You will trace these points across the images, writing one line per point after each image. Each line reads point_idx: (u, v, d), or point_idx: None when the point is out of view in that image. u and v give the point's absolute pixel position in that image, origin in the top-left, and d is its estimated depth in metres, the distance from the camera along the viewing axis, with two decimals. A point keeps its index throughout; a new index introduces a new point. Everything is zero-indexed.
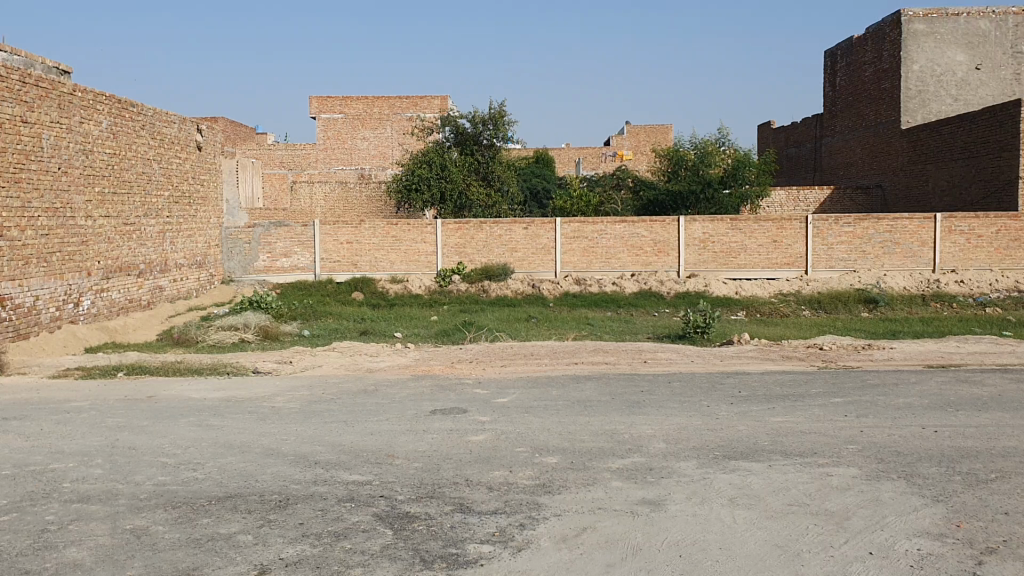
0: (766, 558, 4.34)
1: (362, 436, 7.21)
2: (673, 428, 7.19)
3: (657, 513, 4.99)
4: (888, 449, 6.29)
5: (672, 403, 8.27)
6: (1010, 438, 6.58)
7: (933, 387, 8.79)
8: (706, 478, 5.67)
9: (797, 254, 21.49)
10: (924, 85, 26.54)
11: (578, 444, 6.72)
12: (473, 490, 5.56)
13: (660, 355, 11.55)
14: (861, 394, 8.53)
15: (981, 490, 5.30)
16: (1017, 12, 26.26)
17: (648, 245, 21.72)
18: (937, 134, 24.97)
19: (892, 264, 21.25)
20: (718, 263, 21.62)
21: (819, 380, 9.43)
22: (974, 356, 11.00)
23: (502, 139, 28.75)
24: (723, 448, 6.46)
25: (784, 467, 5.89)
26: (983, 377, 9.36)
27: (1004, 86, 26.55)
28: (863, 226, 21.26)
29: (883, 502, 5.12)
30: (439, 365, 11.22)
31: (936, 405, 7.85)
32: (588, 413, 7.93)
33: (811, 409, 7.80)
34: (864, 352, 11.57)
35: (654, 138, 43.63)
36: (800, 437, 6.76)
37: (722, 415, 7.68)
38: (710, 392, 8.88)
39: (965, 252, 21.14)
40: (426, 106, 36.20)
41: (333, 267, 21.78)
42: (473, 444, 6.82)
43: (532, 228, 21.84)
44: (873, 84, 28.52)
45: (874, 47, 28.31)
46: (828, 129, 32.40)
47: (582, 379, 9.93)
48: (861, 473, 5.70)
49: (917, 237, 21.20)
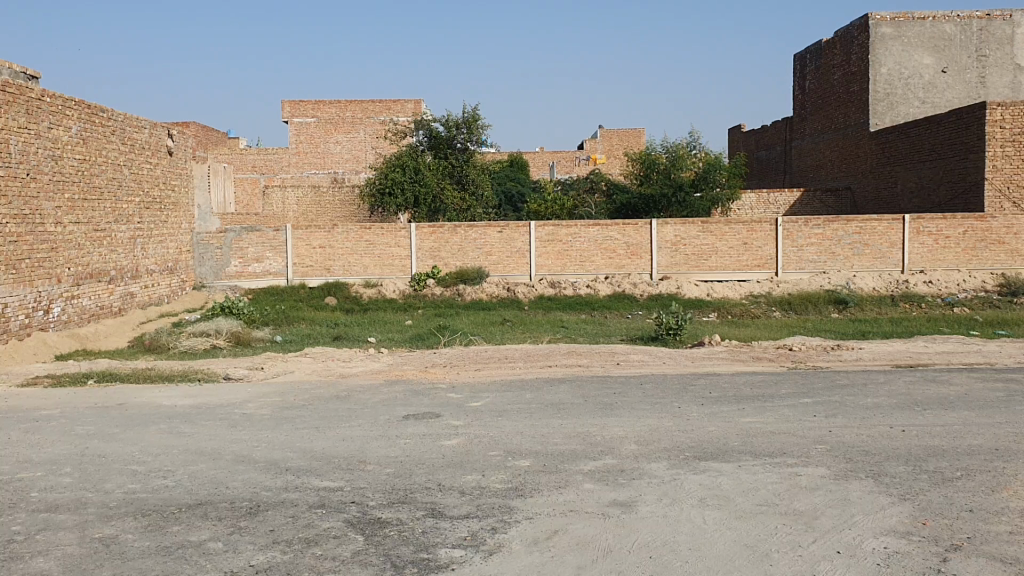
0: (736, 558, 4.34)
1: (333, 442, 7.18)
2: (644, 429, 7.23)
3: (628, 515, 5.00)
4: (856, 449, 6.36)
5: (644, 405, 8.32)
6: (976, 436, 6.65)
7: (900, 386, 8.89)
8: (676, 479, 5.70)
9: (767, 256, 21.62)
10: (892, 88, 26.83)
11: (550, 447, 6.74)
12: (445, 495, 5.54)
13: (632, 358, 11.60)
14: (829, 393, 8.65)
15: (948, 488, 5.34)
16: (981, 16, 26.65)
17: (622, 248, 21.82)
18: (905, 137, 25.23)
19: (860, 265, 21.47)
20: (690, 265, 21.71)
21: (787, 380, 9.55)
22: (941, 355, 11.15)
23: (477, 142, 28.76)
24: (694, 448, 6.53)
25: (753, 467, 5.95)
26: (950, 376, 9.48)
27: (970, 89, 26.94)
28: (832, 228, 21.48)
29: (851, 501, 5.15)
30: (412, 369, 11.21)
31: (904, 404, 7.95)
32: (560, 416, 7.97)
33: (780, 410, 7.89)
34: (833, 352, 11.70)
35: (628, 142, 44.09)
36: (770, 438, 6.80)
37: (693, 415, 7.76)
38: (682, 393, 8.93)
39: (933, 252, 21.36)
40: (400, 109, 36.17)
41: (305, 272, 21.67)
42: (446, 448, 6.81)
43: (506, 232, 21.86)
44: (842, 87, 28.80)
45: (842, 51, 28.61)
46: (798, 132, 32.72)
47: (556, 383, 9.96)
48: (830, 473, 5.75)
49: (886, 238, 21.41)
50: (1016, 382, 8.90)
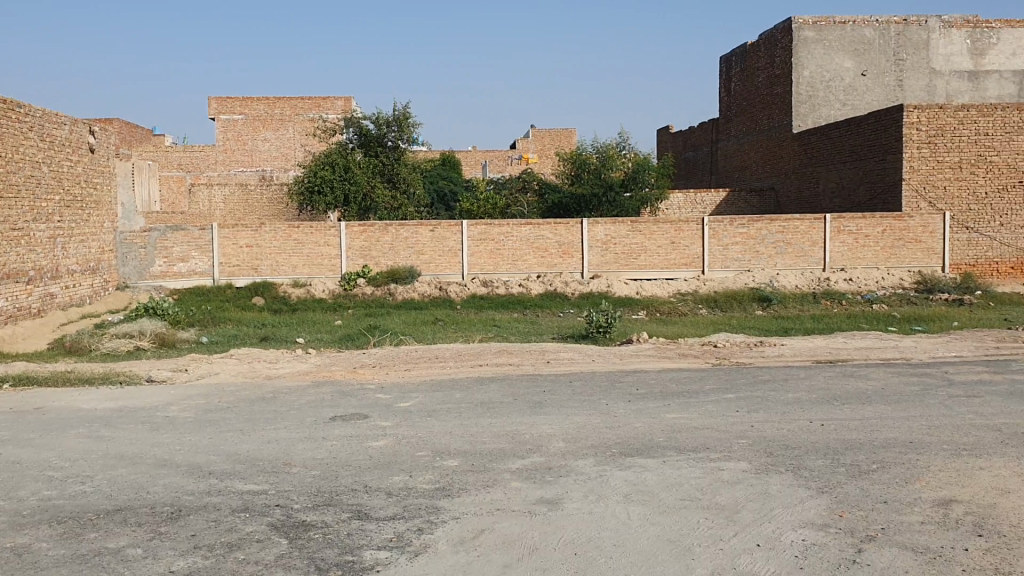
0: (659, 553, 4.40)
1: (258, 445, 7.07)
2: (572, 427, 7.28)
3: (554, 512, 5.03)
4: (777, 443, 6.50)
5: (572, 403, 8.37)
6: (891, 429, 6.84)
7: (820, 381, 9.11)
8: (602, 475, 5.75)
9: (695, 255, 21.95)
10: (814, 90, 27.46)
11: (478, 446, 6.74)
12: (371, 496, 5.51)
13: (562, 356, 11.66)
14: (752, 389, 8.83)
15: (863, 480, 5.48)
16: (898, 21, 27.47)
17: (553, 247, 21.92)
18: (826, 138, 25.85)
19: (784, 263, 21.92)
20: (620, 264, 21.92)
21: (712, 376, 9.71)
22: (860, 351, 11.46)
23: (407, 141, 28.56)
24: (621, 445, 6.59)
25: (678, 462, 6.03)
26: (868, 371, 9.74)
27: (888, 92, 27.66)
28: (757, 227, 21.90)
29: (771, 494, 5.26)
30: (340, 370, 11.11)
31: (823, 399, 8.14)
32: (488, 415, 7.97)
33: (705, 405, 8.02)
34: (756, 348, 11.93)
35: (559, 142, 44.38)
36: (695, 434, 6.90)
37: (620, 412, 7.84)
38: (609, 390, 9.01)
39: (853, 251, 21.92)
40: (329, 107, 35.79)
41: (232, 272, 21.31)
42: (374, 449, 6.76)
43: (438, 231, 21.78)
44: (766, 89, 29.39)
45: (766, 54, 29.21)
46: (724, 133, 33.30)
47: (485, 382, 9.97)
48: (751, 467, 5.86)
49: (808, 237, 21.91)
50: (929, 376, 9.20)
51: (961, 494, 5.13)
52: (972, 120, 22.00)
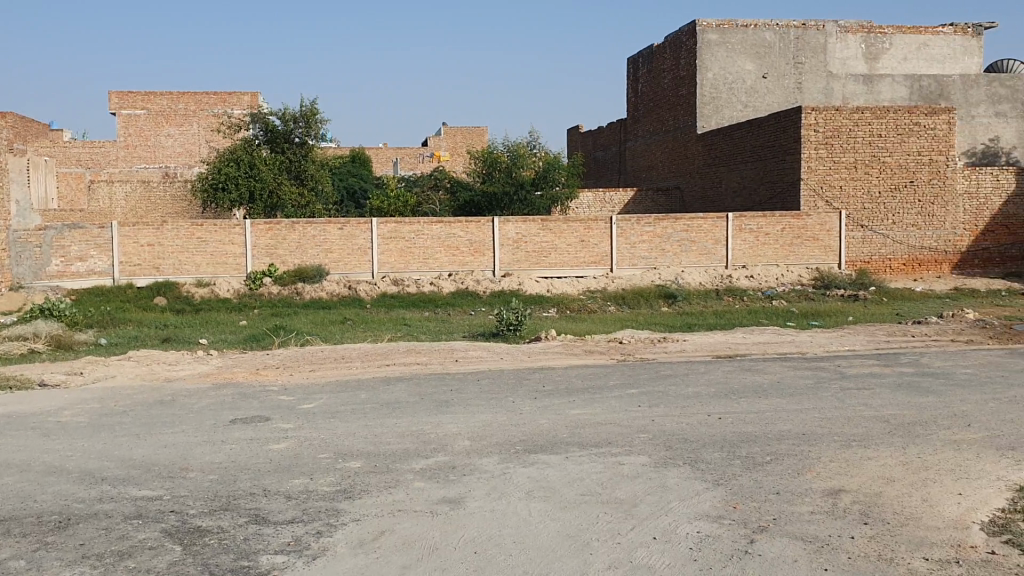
0: (557, 549, 4.43)
1: (154, 449, 6.87)
2: (477, 425, 7.28)
3: (455, 511, 5.03)
4: (676, 437, 6.62)
5: (479, 401, 8.38)
6: (785, 421, 7.05)
7: (719, 376, 9.34)
8: (505, 473, 5.77)
9: (603, 253, 22.22)
10: (718, 92, 28.09)
11: (381, 447, 6.68)
12: (270, 500, 5.41)
13: (470, 354, 11.66)
14: (654, 384, 9.00)
15: (758, 472, 5.63)
16: (797, 26, 28.31)
17: (464, 246, 21.89)
18: (728, 139, 26.46)
19: (688, 261, 22.36)
20: (530, 262, 22.04)
21: (617, 372, 9.85)
22: (760, 346, 11.78)
23: (316, 137, 27.73)
24: (524, 442, 6.62)
25: (580, 458, 6.09)
26: (765, 365, 10.02)
27: (788, 94, 28.47)
28: (663, 226, 22.28)
29: (669, 487, 5.36)
30: (243, 371, 10.88)
31: (722, 393, 8.34)
32: (393, 415, 7.91)
33: (608, 401, 8.12)
34: (660, 344, 12.15)
35: (471, 140, 44.41)
36: (598, 429, 6.99)
37: (525, 410, 7.88)
38: (516, 388, 9.05)
39: (754, 249, 22.49)
40: (235, 102, 35.01)
41: (133, 271, 20.68)
42: (275, 452, 6.64)
43: (347, 229, 21.50)
44: (672, 90, 29.93)
45: (672, 55, 29.74)
46: (631, 133, 33.81)
47: (391, 381, 9.90)
48: (651, 461, 5.97)
49: (712, 235, 22.39)
50: (823, 369, 9.52)
51: (849, 484, 5.32)
52: (867, 122, 22.78)
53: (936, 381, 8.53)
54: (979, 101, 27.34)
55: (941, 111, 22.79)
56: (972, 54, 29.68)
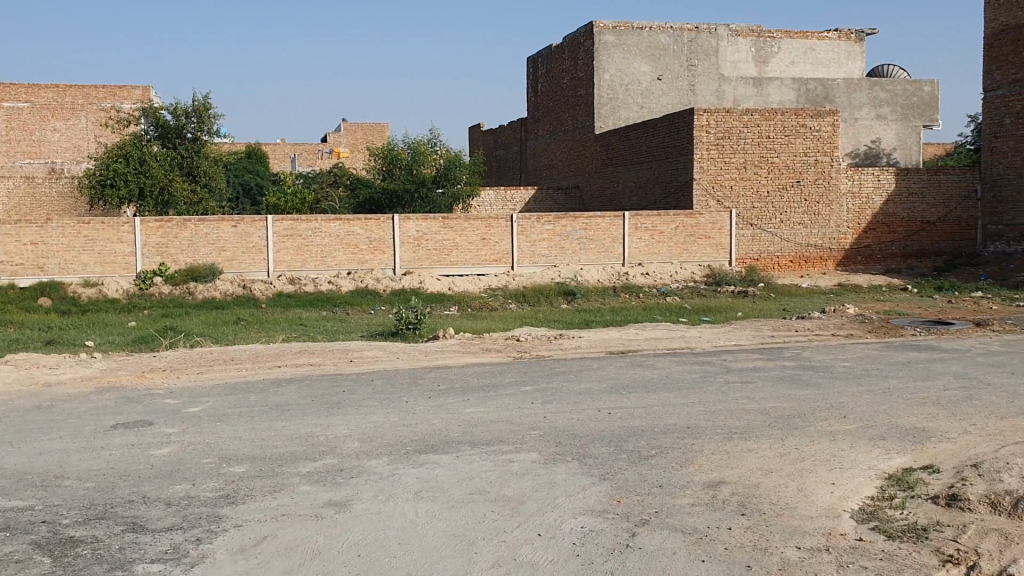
0: (442, 549, 4.43)
1: (27, 458, 6.58)
2: (368, 426, 7.21)
3: (341, 514, 4.97)
4: (566, 433, 6.69)
5: (371, 402, 8.30)
6: (672, 415, 7.21)
7: (611, 371, 9.49)
8: (394, 474, 5.73)
9: (504, 251, 22.28)
10: (614, 93, 28.54)
11: (269, 450, 6.55)
12: (149, 507, 5.25)
13: (365, 354, 11.54)
14: (548, 380, 9.08)
15: (643, 466, 5.73)
16: (690, 29, 28.97)
17: (363, 244, 21.59)
18: (624, 139, 26.89)
19: (587, 259, 22.62)
20: (431, 260, 21.91)
21: (513, 370, 9.90)
22: (653, 342, 12.01)
23: (209, 133, 26.76)
24: (415, 442, 6.59)
25: (470, 456, 6.10)
26: (656, 361, 10.22)
27: (682, 96, 29.10)
28: (562, 224, 22.48)
29: (556, 483, 5.42)
30: (128, 375, 10.50)
31: (612, 388, 8.47)
32: (282, 417, 7.76)
33: (502, 399, 8.16)
34: (556, 341, 12.26)
35: (371, 137, 44.01)
36: (489, 427, 7.01)
37: (418, 409, 7.84)
38: (410, 387, 9.00)
39: (650, 247, 22.90)
40: (126, 96, 33.84)
41: (14, 272, 19.90)
42: (157, 457, 6.45)
43: (241, 226, 20.97)
44: (570, 91, 30.24)
45: (570, 56, 30.03)
46: (531, 132, 34.03)
47: (283, 383, 9.71)
48: (540, 457, 6.01)
49: (609, 233, 22.70)
50: (710, 364, 9.77)
51: (729, 475, 5.47)
52: (756, 124, 23.42)
53: (815, 374, 8.85)
54: (861, 104, 28.19)
55: (827, 114, 23.54)
56: (855, 59, 30.88)
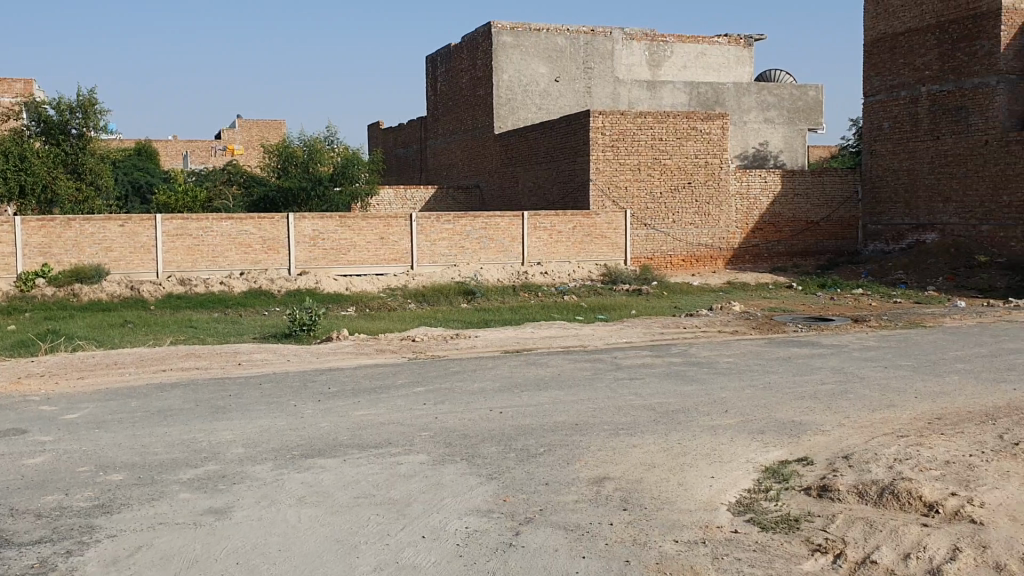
0: (323, 554, 4.37)
1: None
2: (255, 431, 7.07)
3: (221, 521, 4.86)
4: (456, 434, 6.69)
5: (259, 406, 8.12)
6: (562, 413, 7.28)
7: (504, 370, 9.55)
8: (278, 479, 5.62)
9: (403, 250, 22.09)
10: (513, 94, 28.59)
11: (149, 457, 6.35)
12: (17, 520, 5.02)
13: (255, 356, 11.30)
14: (441, 381, 9.06)
15: (530, 465, 5.78)
16: (586, 32, 29.31)
17: (257, 243, 21.10)
18: (523, 139, 27.05)
19: (486, 257, 22.67)
20: (328, 259, 21.57)
21: (406, 370, 9.86)
22: (547, 340, 12.11)
23: (95, 128, 25.85)
24: (302, 446, 6.49)
25: (357, 460, 6.04)
26: (548, 359, 10.29)
27: (579, 98, 29.41)
28: (461, 223, 22.47)
29: (443, 484, 5.41)
30: (3, 381, 10.03)
31: (505, 387, 8.51)
32: (165, 423, 7.53)
33: (393, 400, 8.10)
34: (452, 341, 12.26)
35: (267, 134, 43.16)
36: (379, 429, 6.95)
37: (307, 412, 7.72)
38: (300, 391, 8.85)
39: (549, 246, 23.09)
40: (5, 89, 32.40)
41: None
42: (28, 467, 6.17)
43: (129, 225, 20.31)
44: (469, 91, 30.25)
45: (468, 56, 30.03)
46: (430, 132, 33.93)
47: (168, 387, 9.41)
48: (428, 459, 5.99)
49: (508, 233, 22.81)
50: (602, 361, 9.91)
51: (613, 472, 5.55)
52: (649, 126, 23.84)
53: (701, 370, 9.08)
54: (750, 108, 29.32)
55: (716, 117, 24.20)
56: (744, 63, 31.85)
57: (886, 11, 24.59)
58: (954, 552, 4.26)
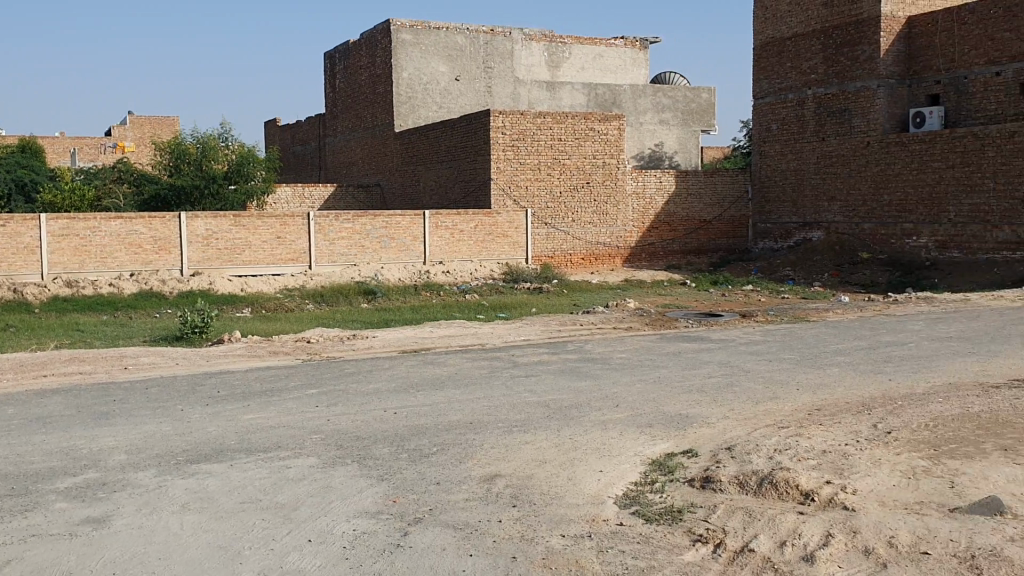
0: (205, 562, 4.27)
1: None
2: (139, 437, 6.85)
3: (99, 531, 4.69)
4: (348, 436, 6.61)
5: (144, 411, 7.87)
6: (457, 412, 7.27)
7: (400, 370, 9.49)
8: (161, 486, 5.46)
9: (300, 250, 21.63)
10: (413, 92, 28.30)
11: (24, 467, 6.08)
12: None
13: (142, 361, 10.93)
14: (335, 382, 8.93)
15: (421, 464, 5.76)
16: (486, 31, 29.32)
17: (148, 243, 20.34)
18: (423, 138, 26.92)
19: (388, 257, 22.38)
20: (222, 259, 20.93)
21: (300, 372, 9.69)
22: (445, 339, 12.09)
23: None
24: (188, 452, 6.32)
25: (245, 464, 5.91)
26: (445, 359, 10.26)
27: (479, 97, 29.39)
28: (361, 222, 22.14)
29: (332, 487, 5.34)
30: None
31: (400, 388, 8.44)
32: (43, 431, 7.22)
33: (285, 403, 7.96)
34: (348, 342, 12.13)
35: (160, 131, 41.86)
36: (269, 433, 6.82)
37: (194, 417, 7.51)
38: (188, 395, 8.61)
39: (450, 245, 23.00)
40: None
41: None
42: None
43: (10, 225, 19.25)
44: (368, 88, 29.94)
45: (368, 53, 29.70)
46: (329, 129, 33.48)
47: (48, 395, 9.00)
48: (318, 462, 5.91)
49: (409, 232, 22.58)
50: (499, 359, 9.94)
51: (504, 469, 5.58)
52: (549, 127, 24.05)
53: (595, 366, 9.19)
54: (646, 110, 29.96)
55: (613, 118, 24.59)
56: (639, 65, 32.46)
57: (774, 16, 25.32)
58: (827, 538, 4.43)
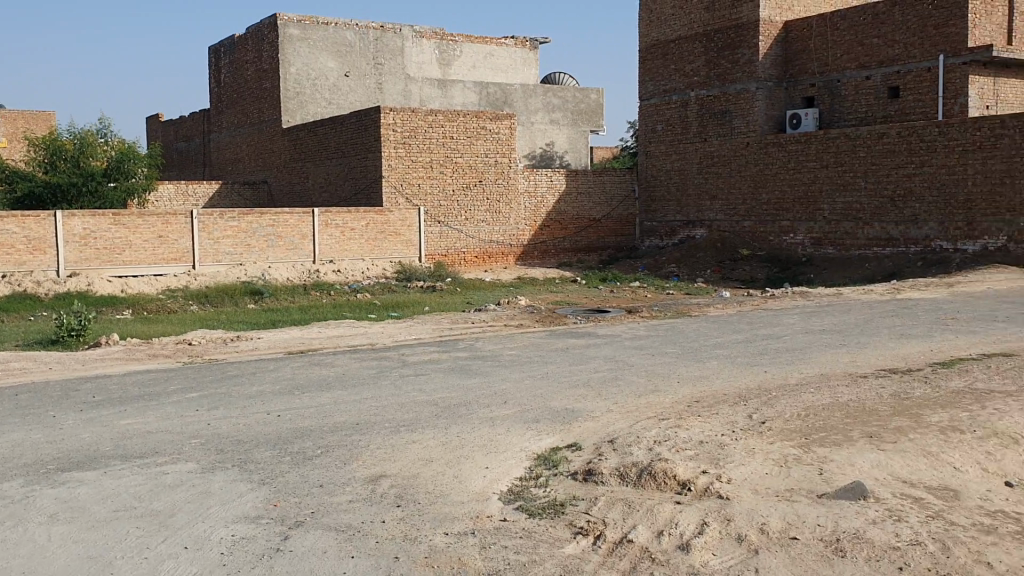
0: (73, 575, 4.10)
1: None
2: (4, 446, 6.53)
3: None
4: (229, 439, 6.47)
5: (11, 420, 7.50)
6: (342, 413, 7.19)
7: (286, 372, 9.34)
8: (28, 497, 5.22)
9: (183, 250, 20.97)
10: (301, 87, 27.74)
11: None
12: None
13: (11, 366, 10.44)
14: (217, 385, 8.71)
15: (304, 467, 5.67)
16: (375, 27, 29.08)
17: (21, 243, 19.32)
18: (312, 135, 26.50)
19: (275, 256, 21.91)
20: (101, 259, 20.13)
21: (180, 376, 9.40)
22: (333, 339, 11.94)
23: None
24: (58, 460, 6.07)
25: (120, 471, 5.71)
26: (333, 359, 10.13)
27: (369, 94, 29.11)
28: (247, 220, 21.62)
29: (211, 492, 5.22)
30: None
31: (284, 390, 8.29)
32: None
33: (164, 407, 7.72)
34: (231, 343, 11.84)
35: (33, 126, 40.00)
36: (146, 438, 6.61)
37: (66, 424, 7.21)
38: (60, 401, 8.25)
39: (340, 243, 22.65)
40: None
41: None
42: None
43: None
44: (255, 83, 29.30)
45: (254, 47, 29.07)
46: (214, 125, 32.64)
47: None
48: (197, 467, 5.76)
49: (298, 230, 22.16)
50: (387, 359, 9.88)
51: (389, 469, 5.55)
52: (440, 125, 23.99)
53: (483, 363, 9.23)
54: (536, 110, 30.34)
55: (504, 117, 24.77)
56: (530, 65, 32.74)
57: (659, 18, 25.85)
58: (702, 527, 4.55)
